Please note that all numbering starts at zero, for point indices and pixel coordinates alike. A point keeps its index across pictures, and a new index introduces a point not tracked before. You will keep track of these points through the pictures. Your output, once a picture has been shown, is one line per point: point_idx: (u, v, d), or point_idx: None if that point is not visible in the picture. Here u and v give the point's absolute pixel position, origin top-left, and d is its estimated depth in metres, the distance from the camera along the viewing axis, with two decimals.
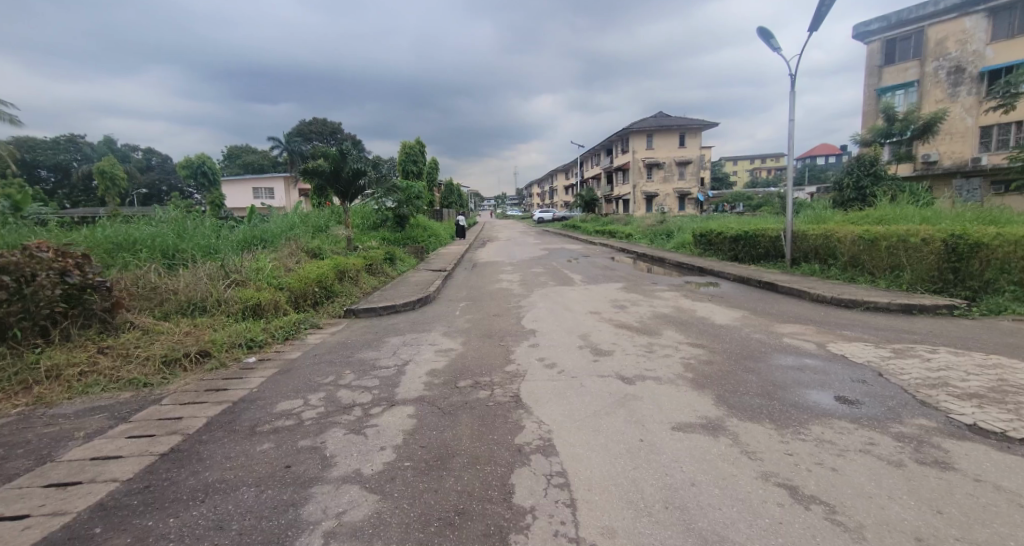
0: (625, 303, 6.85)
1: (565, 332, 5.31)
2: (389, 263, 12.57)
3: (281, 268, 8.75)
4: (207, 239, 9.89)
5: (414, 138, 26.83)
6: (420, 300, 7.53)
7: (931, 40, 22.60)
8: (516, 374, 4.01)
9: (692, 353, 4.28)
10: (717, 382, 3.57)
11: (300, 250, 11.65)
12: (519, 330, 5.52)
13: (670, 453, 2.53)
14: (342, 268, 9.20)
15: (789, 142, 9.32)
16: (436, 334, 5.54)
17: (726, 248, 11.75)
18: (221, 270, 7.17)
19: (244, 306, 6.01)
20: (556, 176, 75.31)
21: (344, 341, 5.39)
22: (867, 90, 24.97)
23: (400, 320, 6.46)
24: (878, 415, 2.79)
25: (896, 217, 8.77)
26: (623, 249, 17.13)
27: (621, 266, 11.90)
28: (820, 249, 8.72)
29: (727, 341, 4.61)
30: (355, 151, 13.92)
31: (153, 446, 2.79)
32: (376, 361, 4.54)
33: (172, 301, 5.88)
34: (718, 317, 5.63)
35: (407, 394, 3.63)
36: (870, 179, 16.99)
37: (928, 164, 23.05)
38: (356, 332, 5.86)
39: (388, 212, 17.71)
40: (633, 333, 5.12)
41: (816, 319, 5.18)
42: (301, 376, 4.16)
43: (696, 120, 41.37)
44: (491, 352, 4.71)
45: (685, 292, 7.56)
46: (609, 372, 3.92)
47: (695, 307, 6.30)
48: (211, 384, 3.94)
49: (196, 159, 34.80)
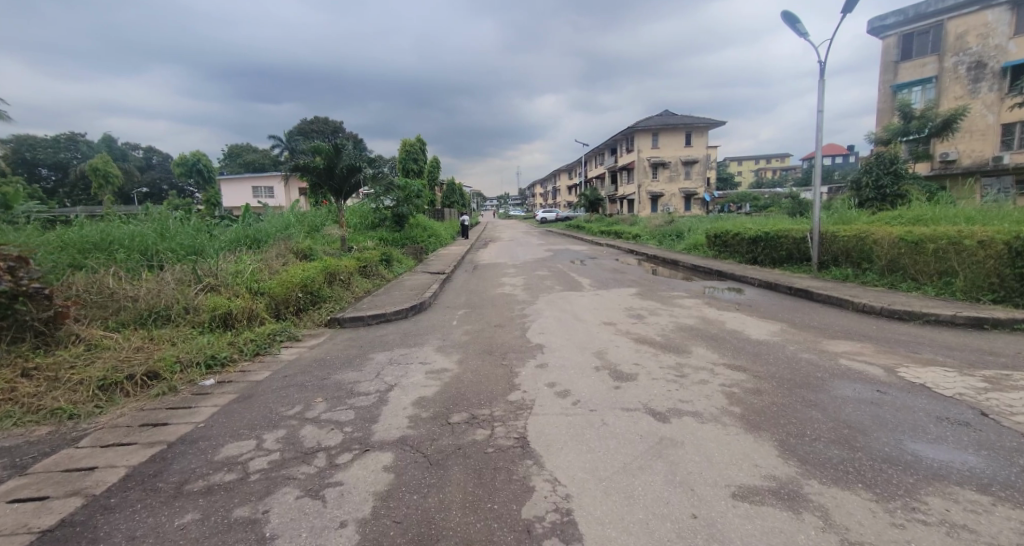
0: (642, 312, 6.14)
1: (578, 349, 4.60)
2: (385, 265, 11.89)
3: (264, 270, 8.08)
4: (190, 238, 9.26)
5: (414, 136, 26.19)
6: (414, 308, 6.81)
7: (950, 34, 21.75)
8: (522, 405, 3.29)
9: (733, 380, 3.54)
10: (773, 421, 2.83)
11: (289, 251, 10.98)
12: (524, 346, 4.80)
13: (739, 541, 1.81)
14: (331, 270, 8.52)
15: (818, 135, 8.58)
16: (429, 350, 4.83)
17: (743, 250, 11.01)
18: (193, 275, 6.51)
19: (212, 316, 5.32)
20: (559, 176, 74.52)
21: (322, 358, 4.67)
22: (883, 86, 24.15)
23: (391, 332, 5.74)
24: (1014, 481, 2.05)
25: (936, 217, 8.02)
26: (631, 250, 16.38)
27: (632, 269, 11.20)
28: (853, 251, 7.98)
29: (772, 363, 3.89)
30: (352, 147, 13.21)
31: (37, 518, 2.09)
32: (354, 385, 3.83)
33: (128, 310, 5.21)
34: (753, 330, 4.90)
35: (386, 434, 2.90)
36: (891, 177, 16.21)
37: (946, 163, 22.16)
38: (338, 346, 5.13)
39: (387, 211, 16.97)
40: (657, 351, 4.39)
41: (871, 335, 4.44)
42: (261, 406, 3.44)
43: (702, 118, 40.51)
44: (491, 374, 3.99)
45: (707, 299, 6.84)
46: (636, 404, 3.19)
47: (723, 318, 5.57)
48: (150, 417, 3.22)
49: (192, 159, 34.94)
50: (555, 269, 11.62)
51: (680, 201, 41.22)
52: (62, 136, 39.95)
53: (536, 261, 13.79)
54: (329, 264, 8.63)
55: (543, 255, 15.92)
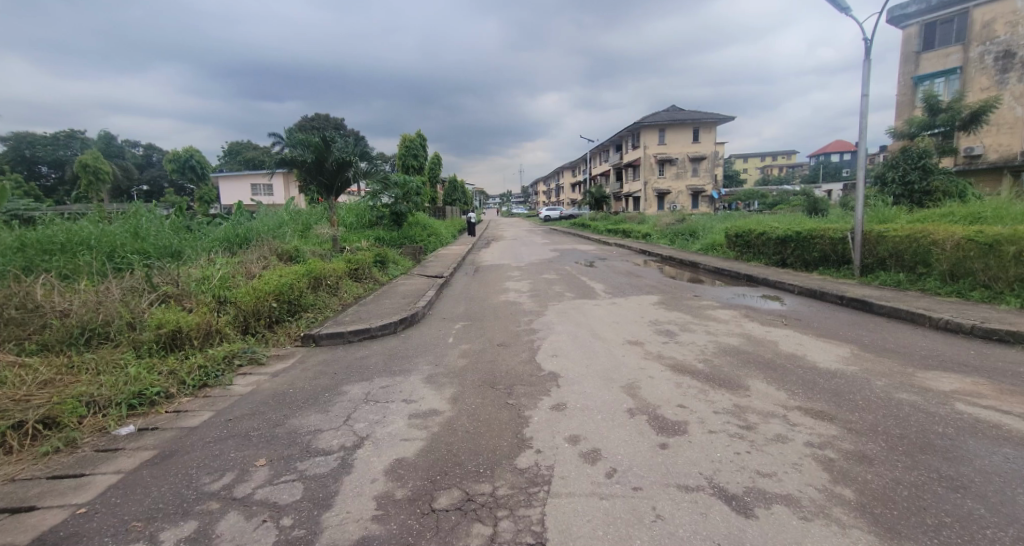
0: (672, 329, 5.19)
1: (601, 382, 3.66)
2: (379, 267, 11.00)
3: (238, 274, 7.20)
4: (163, 239, 8.38)
5: (415, 131, 25.26)
6: (403, 320, 5.87)
7: (977, 22, 20.59)
8: (535, 478, 2.36)
9: (824, 437, 2.59)
10: (918, 521, 1.85)
11: (273, 252, 10.11)
12: (534, 377, 3.87)
13: None
14: (314, 274, 7.61)
15: (861, 123, 7.63)
16: (417, 381, 3.89)
17: (770, 250, 10.04)
18: (148, 284, 5.62)
19: (156, 336, 4.40)
20: (563, 174, 73.36)
21: (282, 392, 3.73)
22: (903, 78, 23.06)
23: (374, 353, 4.81)
24: None
25: (999, 216, 7.05)
26: (643, 250, 15.43)
27: (647, 272, 10.29)
28: (905, 253, 7.00)
29: (866, 406, 2.94)
30: (343, 139, 12.30)
31: None
32: (313, 437, 2.90)
33: (54, 328, 4.31)
34: (818, 356, 3.97)
35: (338, 533, 1.98)
36: (919, 172, 15.21)
37: (971, 158, 21.09)
38: (307, 374, 4.19)
39: (384, 209, 16.05)
40: (705, 386, 3.44)
41: (976, 365, 3.47)
42: (178, 474, 2.50)
43: (710, 114, 39.35)
44: (492, 421, 3.07)
45: (744, 310, 5.89)
46: (697, 480, 2.25)
47: (773, 337, 4.60)
48: (14, 496, 2.28)
49: (185, 155, 34.18)
50: (563, 272, 10.69)
51: (688, 199, 40.14)
52: (60, 133, 39.00)
53: (542, 262, 12.86)
54: (313, 268, 7.74)
55: (548, 256, 14.97)
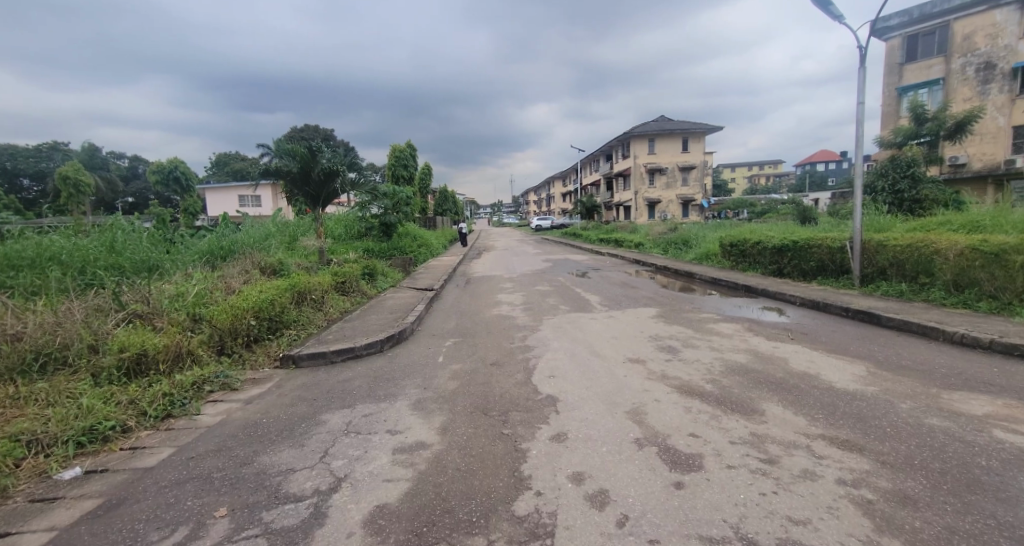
0: (674, 345, 4.93)
1: (604, 407, 3.37)
2: (367, 279, 10.67)
3: (217, 290, 6.84)
4: (139, 253, 7.97)
5: (405, 141, 25.07)
6: (391, 338, 5.53)
7: (957, 34, 21.02)
8: (536, 530, 2.05)
9: (857, 473, 2.32)
10: None
11: (256, 265, 9.74)
12: (531, 402, 3.57)
13: None
14: (298, 289, 7.26)
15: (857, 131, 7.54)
16: (403, 408, 3.56)
17: (766, 259, 9.90)
18: (115, 303, 5.24)
19: (118, 361, 4.04)
20: (554, 184, 73.76)
21: (254, 423, 3.39)
22: (887, 89, 23.44)
23: (359, 375, 4.48)
24: None
25: (999, 225, 6.95)
26: (636, 260, 15.26)
27: (643, 283, 10.08)
28: (907, 263, 6.85)
29: (895, 434, 2.69)
30: (330, 149, 12.02)
31: None
32: (283, 479, 2.56)
33: (2, 353, 3.91)
34: (832, 375, 3.73)
35: None
36: (908, 181, 15.32)
37: (956, 167, 21.39)
38: (284, 401, 3.85)
39: (373, 220, 15.73)
40: (716, 411, 3.17)
41: (1003, 385, 3.25)
42: (121, 531, 2.15)
43: (699, 124, 39.76)
44: (485, 456, 2.76)
45: (747, 324, 5.67)
46: (722, 531, 1.96)
47: (782, 353, 4.36)
48: None
49: (170, 165, 33.54)
50: (557, 283, 10.43)
51: (678, 208, 40.36)
52: (43, 145, 38.27)
53: (535, 273, 12.61)
54: (297, 282, 7.40)
55: (541, 266, 14.73)
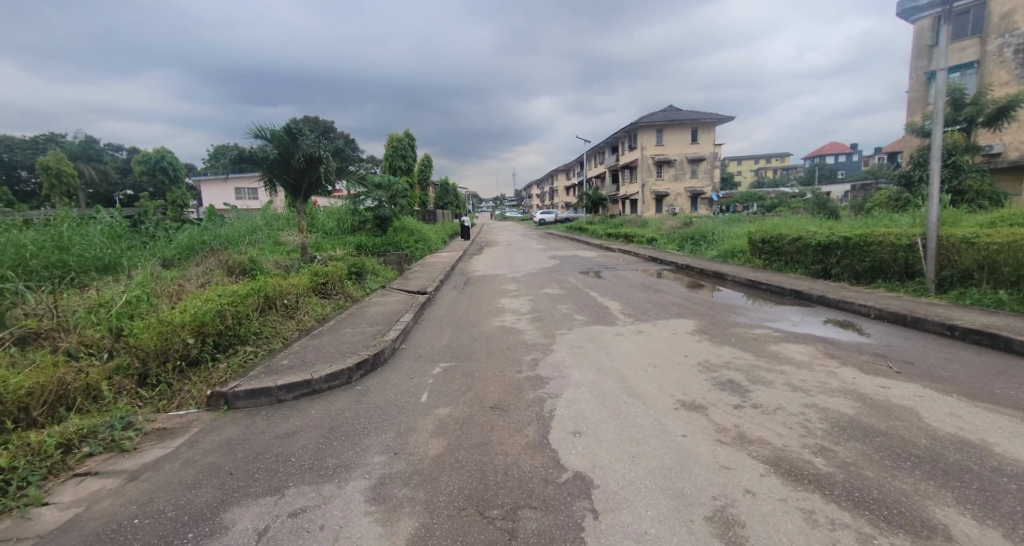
0: (736, 382, 3.63)
1: (670, 509, 2.10)
2: (355, 280, 9.39)
3: (161, 298, 5.62)
4: (81, 247, 6.73)
5: (403, 130, 23.79)
6: (361, 366, 4.24)
7: (995, 13, 19.34)
8: None
9: None
10: None
11: (223, 264, 8.45)
12: (551, 491, 2.31)
13: None
14: (267, 293, 6.00)
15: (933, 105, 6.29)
16: (355, 500, 2.30)
17: (809, 258, 8.60)
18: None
19: None
20: (558, 176, 72.29)
21: (116, 528, 2.14)
22: (916, 74, 21.90)
23: (309, 425, 3.23)
24: None
25: None
26: (651, 257, 13.91)
27: (667, 285, 8.80)
28: (1005, 265, 5.55)
29: None
30: (313, 133, 10.64)
31: None
32: None
33: None
34: (1010, 442, 2.45)
35: None
36: (949, 170, 14.00)
37: (990, 157, 19.97)
38: (187, 476, 2.61)
39: (366, 213, 14.43)
40: (865, 526, 1.90)
41: None
42: None
43: (710, 114, 38.20)
44: None
45: (823, 346, 4.38)
46: None
47: (901, 399, 3.08)
48: None
49: (155, 155, 31.87)
50: (568, 285, 9.17)
51: (687, 201, 38.95)
52: (39, 137, 37.29)
53: (542, 272, 11.32)
54: (265, 285, 6.15)
55: (546, 264, 13.42)
